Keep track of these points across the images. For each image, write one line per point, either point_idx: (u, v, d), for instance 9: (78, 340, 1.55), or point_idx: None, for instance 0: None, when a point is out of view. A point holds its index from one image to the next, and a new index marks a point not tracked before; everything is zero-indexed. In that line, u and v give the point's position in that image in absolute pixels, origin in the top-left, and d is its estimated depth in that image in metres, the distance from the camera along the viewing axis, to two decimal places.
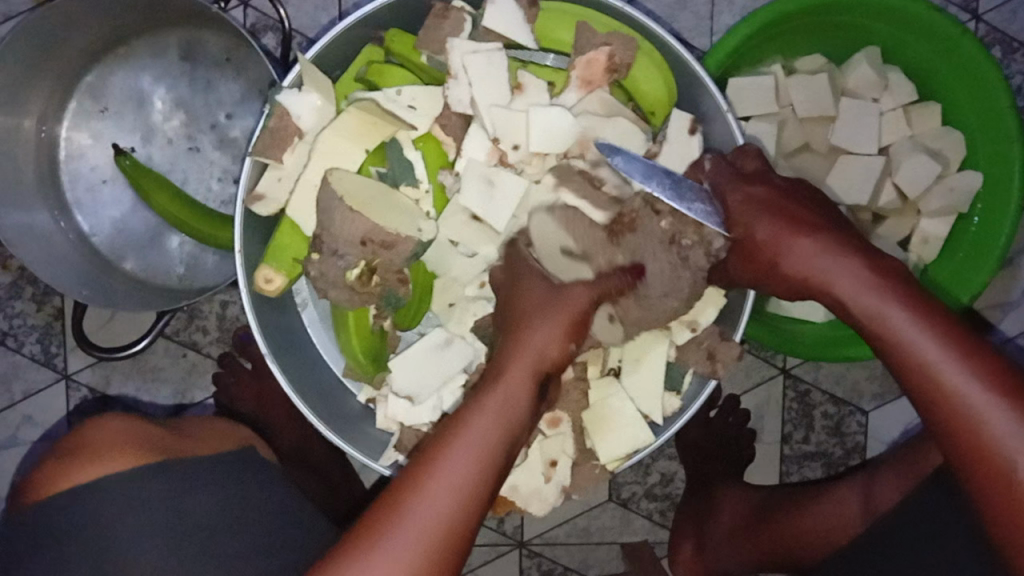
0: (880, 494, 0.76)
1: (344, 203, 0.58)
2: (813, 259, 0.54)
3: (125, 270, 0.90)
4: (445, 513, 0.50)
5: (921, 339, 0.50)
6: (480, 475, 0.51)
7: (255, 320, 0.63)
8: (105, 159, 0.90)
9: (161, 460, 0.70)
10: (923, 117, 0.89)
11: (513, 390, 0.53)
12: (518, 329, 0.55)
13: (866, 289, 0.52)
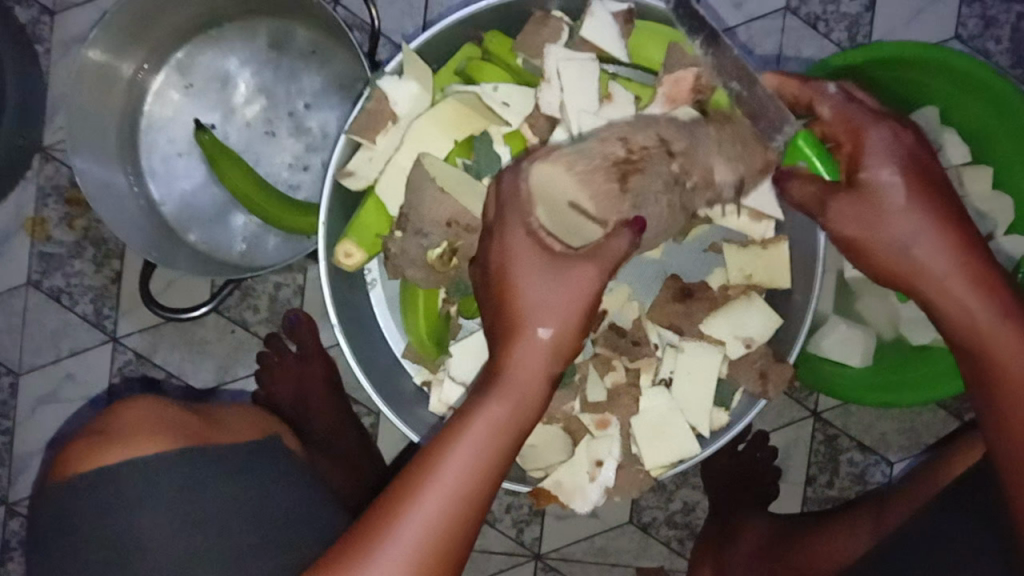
0: (888, 516, 0.79)
1: (435, 185, 0.61)
2: (920, 235, 0.55)
3: (188, 241, 0.93)
4: (463, 491, 0.50)
5: (998, 329, 0.53)
6: (494, 457, 0.51)
7: (330, 290, 0.65)
8: (184, 133, 0.94)
9: (187, 445, 0.66)
10: (977, 177, 0.92)
11: (533, 367, 0.52)
12: (539, 297, 0.53)
13: (958, 275, 0.54)
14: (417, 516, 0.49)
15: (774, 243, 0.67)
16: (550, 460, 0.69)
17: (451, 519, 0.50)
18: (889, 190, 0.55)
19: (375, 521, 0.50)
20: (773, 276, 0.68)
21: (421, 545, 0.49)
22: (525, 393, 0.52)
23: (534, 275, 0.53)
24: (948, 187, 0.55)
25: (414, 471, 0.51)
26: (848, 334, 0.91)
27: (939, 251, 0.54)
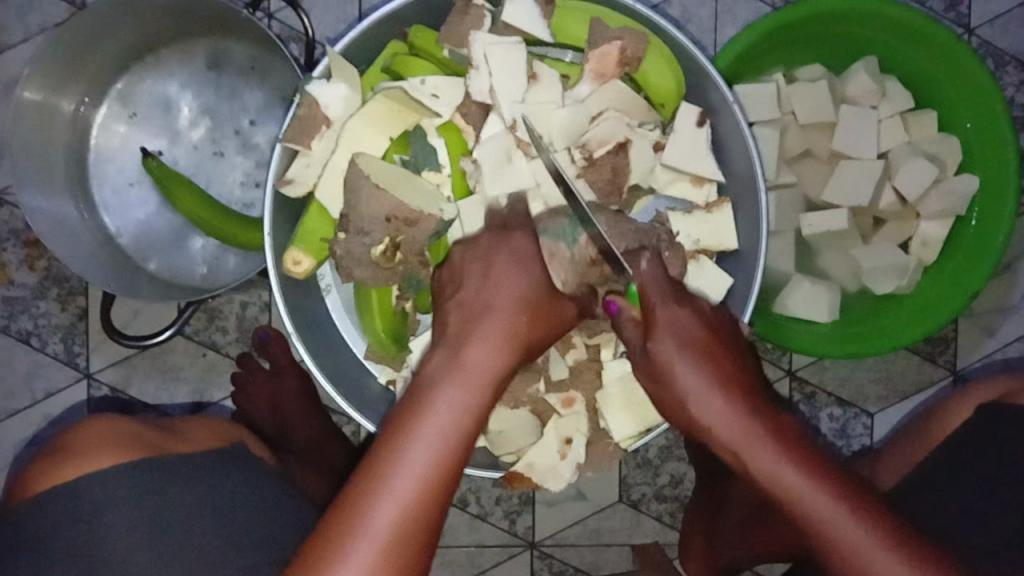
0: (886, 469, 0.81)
1: (370, 181, 0.61)
2: (707, 404, 0.53)
3: (148, 269, 0.93)
4: (430, 480, 0.47)
5: (811, 499, 0.50)
6: (460, 444, 0.49)
7: (281, 299, 0.65)
8: (133, 163, 0.94)
9: (148, 456, 0.67)
10: (919, 122, 0.93)
11: (494, 371, 0.53)
12: (499, 309, 0.55)
13: (761, 445, 0.52)
14: (382, 507, 0.46)
15: (717, 206, 0.69)
16: (520, 443, 0.69)
17: (418, 506, 0.47)
18: (680, 364, 0.54)
19: (337, 519, 0.47)
20: (722, 239, 0.69)
21: (388, 536, 0.46)
22: (483, 383, 0.52)
23: (491, 297, 0.56)
24: (738, 356, 0.56)
25: (372, 460, 0.48)
26: (814, 290, 0.92)
27: (739, 426, 0.52)
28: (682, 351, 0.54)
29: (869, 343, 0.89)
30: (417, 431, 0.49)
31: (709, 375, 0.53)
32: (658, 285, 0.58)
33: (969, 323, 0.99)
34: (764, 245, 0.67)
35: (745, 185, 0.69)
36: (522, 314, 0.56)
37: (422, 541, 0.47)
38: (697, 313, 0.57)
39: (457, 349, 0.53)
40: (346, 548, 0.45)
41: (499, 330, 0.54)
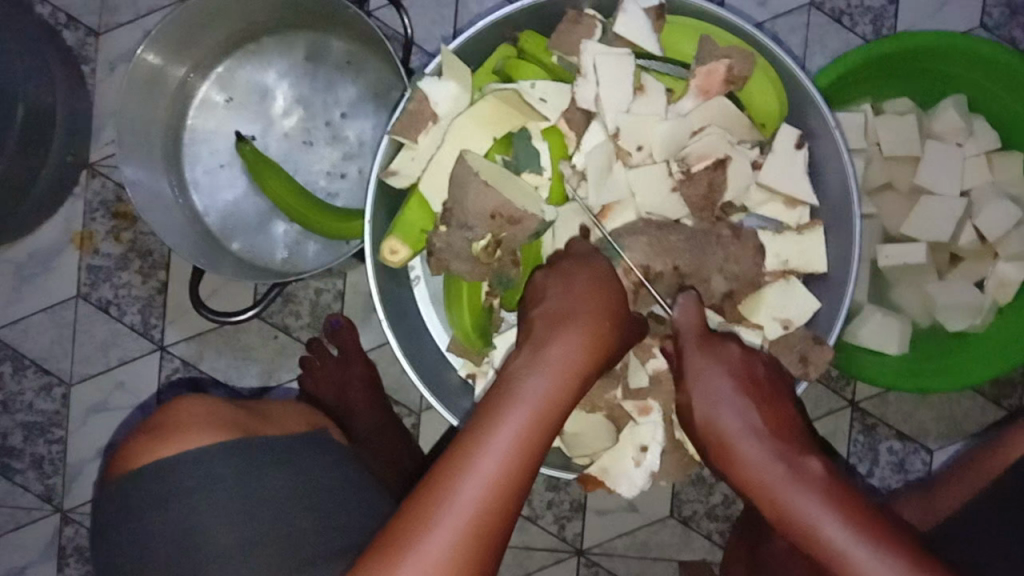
0: (943, 498, 0.79)
1: (478, 177, 0.62)
2: (746, 434, 0.58)
3: (231, 249, 0.95)
4: (513, 463, 0.52)
5: (846, 545, 0.51)
6: (536, 433, 0.54)
7: (376, 286, 0.67)
8: (225, 145, 0.97)
9: (242, 438, 0.69)
10: (1006, 163, 0.93)
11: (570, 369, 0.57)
12: (578, 311, 0.60)
13: (787, 482, 0.55)
14: (468, 482, 0.51)
15: (808, 228, 0.70)
16: (596, 448, 0.71)
17: (497, 483, 0.51)
18: (729, 415, 0.59)
19: (428, 492, 0.51)
20: (811, 261, 0.70)
21: (473, 510, 0.50)
22: (565, 378, 0.57)
23: (574, 305, 0.60)
24: (772, 394, 0.61)
25: (456, 451, 0.53)
26: (886, 322, 0.92)
27: (769, 465, 0.56)
28: (724, 390, 0.60)
29: (942, 380, 0.88)
30: (507, 415, 0.54)
31: (745, 410, 0.59)
32: (703, 337, 0.64)
33: None
34: (854, 270, 0.68)
35: (838, 211, 0.70)
36: (602, 320, 0.60)
37: (497, 522, 0.51)
38: (734, 355, 0.63)
39: (541, 348, 0.58)
40: (436, 517, 0.50)
41: (574, 335, 0.58)
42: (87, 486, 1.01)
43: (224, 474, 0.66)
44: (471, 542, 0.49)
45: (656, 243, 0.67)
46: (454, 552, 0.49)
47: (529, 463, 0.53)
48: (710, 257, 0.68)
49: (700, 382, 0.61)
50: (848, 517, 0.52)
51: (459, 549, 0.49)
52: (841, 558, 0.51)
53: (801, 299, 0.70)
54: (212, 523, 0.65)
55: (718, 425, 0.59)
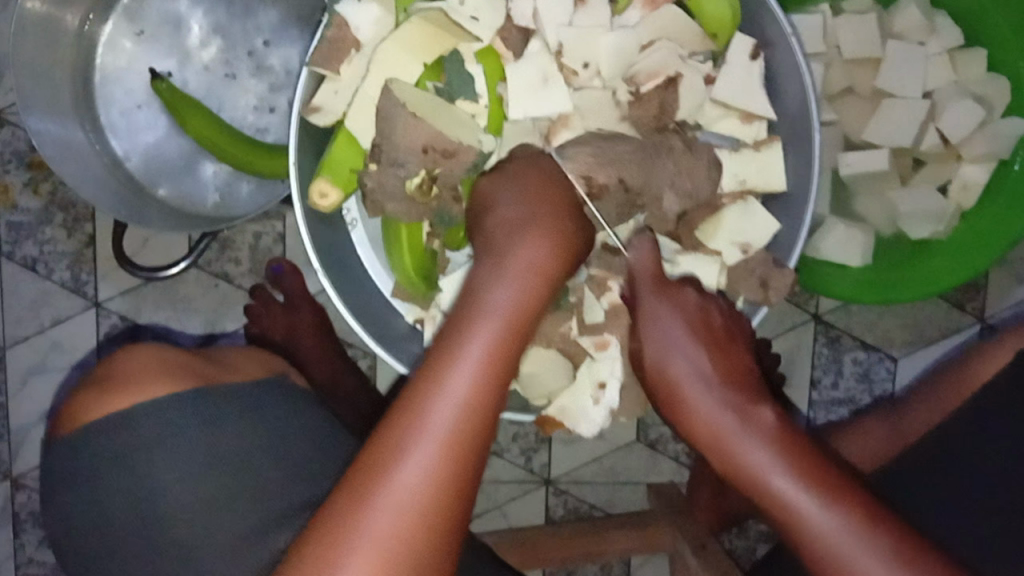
0: (912, 420, 0.78)
1: (406, 110, 0.58)
2: (698, 387, 0.59)
3: (157, 196, 0.90)
4: (478, 387, 0.50)
5: (791, 501, 0.54)
6: (505, 349, 0.52)
7: (307, 232, 0.62)
8: (141, 83, 0.88)
9: (198, 388, 0.64)
10: (969, 60, 0.89)
11: (535, 283, 0.54)
12: (536, 207, 0.55)
13: (742, 438, 0.57)
14: (447, 395, 0.49)
15: (765, 145, 0.66)
16: (552, 387, 0.69)
17: (468, 409, 0.50)
18: (683, 365, 0.60)
19: (396, 419, 0.49)
20: (769, 179, 0.66)
21: (446, 433, 0.49)
22: (529, 288, 0.53)
23: (522, 208, 0.56)
24: (731, 346, 0.61)
25: (418, 379, 0.51)
26: (849, 234, 0.89)
27: (719, 422, 0.58)
28: (679, 344, 0.60)
29: (904, 291, 0.87)
30: (468, 335, 0.52)
31: (698, 366, 0.59)
32: (672, 294, 0.62)
33: (1002, 272, 0.97)
34: (815, 186, 0.64)
35: (797, 125, 0.66)
36: (561, 217, 0.55)
37: (478, 438, 0.50)
38: (690, 301, 0.62)
39: (497, 256, 0.54)
40: (405, 444, 0.48)
41: (531, 234, 0.54)
42: (33, 450, 0.98)
43: (180, 427, 0.62)
44: (442, 472, 0.48)
45: (602, 154, 0.60)
46: (431, 480, 0.48)
47: (502, 379, 0.51)
48: (659, 172, 0.62)
49: (652, 333, 0.61)
50: (802, 475, 0.54)
51: (431, 474, 0.48)
52: (778, 495, 0.55)
53: (758, 221, 0.66)
54: (167, 485, 0.61)
55: (666, 381, 0.60)
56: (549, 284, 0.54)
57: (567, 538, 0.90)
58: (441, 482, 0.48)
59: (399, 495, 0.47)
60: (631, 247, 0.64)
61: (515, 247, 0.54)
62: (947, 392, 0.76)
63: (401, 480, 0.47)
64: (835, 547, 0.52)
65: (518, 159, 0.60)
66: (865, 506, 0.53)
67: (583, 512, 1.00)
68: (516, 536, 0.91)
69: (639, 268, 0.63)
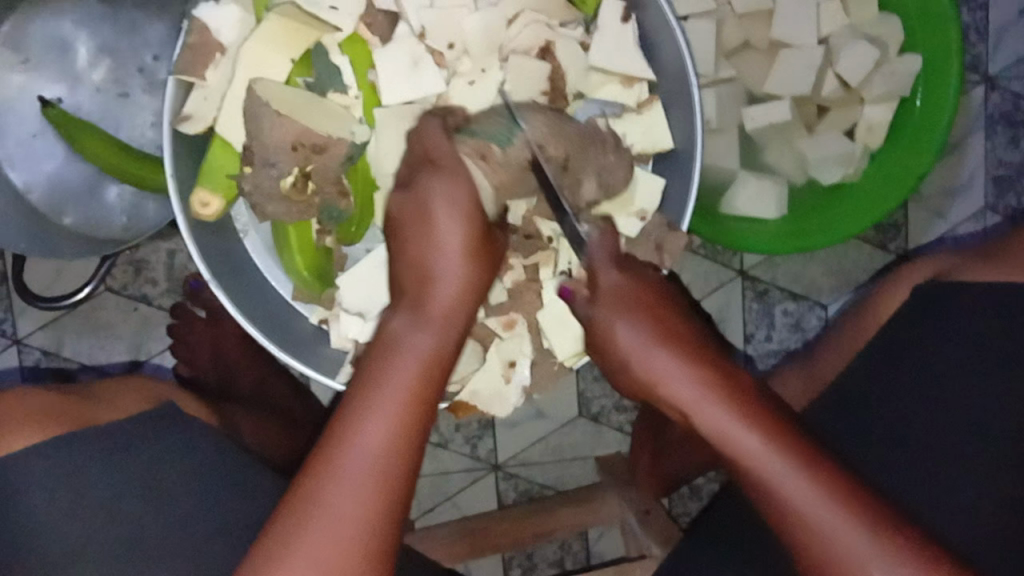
0: (823, 368, 0.80)
1: (269, 108, 0.58)
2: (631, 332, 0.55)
3: (64, 224, 0.88)
4: (401, 425, 0.49)
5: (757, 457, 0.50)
6: (428, 382, 0.51)
7: (193, 244, 0.61)
8: (32, 112, 0.87)
9: (67, 432, 0.60)
10: (861, 3, 0.89)
11: (452, 308, 0.54)
12: (445, 256, 0.54)
13: (710, 406, 0.52)
14: (367, 437, 0.48)
15: (647, 105, 0.67)
16: (463, 370, 0.66)
17: (395, 448, 0.48)
18: (663, 366, 0.54)
19: (318, 464, 0.48)
20: (655, 139, 0.67)
21: (375, 475, 0.47)
22: (444, 332, 0.53)
23: (443, 232, 0.54)
24: (673, 307, 0.57)
25: (338, 424, 0.49)
26: (761, 186, 0.90)
27: (670, 377, 0.53)
28: (621, 309, 0.56)
29: (819, 237, 0.87)
30: (388, 376, 0.50)
31: (641, 328, 0.55)
32: (635, 299, 0.57)
33: (918, 209, 0.99)
34: (697, 141, 0.65)
35: (676, 82, 0.66)
36: (473, 242, 0.55)
37: (407, 476, 0.49)
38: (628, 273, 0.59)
39: (416, 300, 0.54)
40: (336, 483, 0.47)
41: (457, 268, 0.54)
42: None
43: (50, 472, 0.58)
44: (371, 509, 0.47)
45: (556, 126, 0.61)
46: (366, 520, 0.46)
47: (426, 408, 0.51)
48: (591, 162, 0.63)
49: (604, 305, 0.57)
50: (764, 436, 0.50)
51: (360, 518, 0.46)
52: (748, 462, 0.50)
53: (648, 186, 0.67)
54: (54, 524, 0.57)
55: (621, 345, 0.56)
56: (472, 304, 0.55)
57: (514, 522, 0.89)
58: (366, 539, 0.46)
59: (325, 542, 0.46)
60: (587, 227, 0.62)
61: (435, 281, 0.54)
62: (849, 340, 0.77)
63: (331, 519, 0.46)
64: (800, 509, 0.49)
65: (416, 159, 0.59)
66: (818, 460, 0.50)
67: (533, 493, 1.00)
68: (464, 525, 0.89)
69: (598, 251, 0.61)
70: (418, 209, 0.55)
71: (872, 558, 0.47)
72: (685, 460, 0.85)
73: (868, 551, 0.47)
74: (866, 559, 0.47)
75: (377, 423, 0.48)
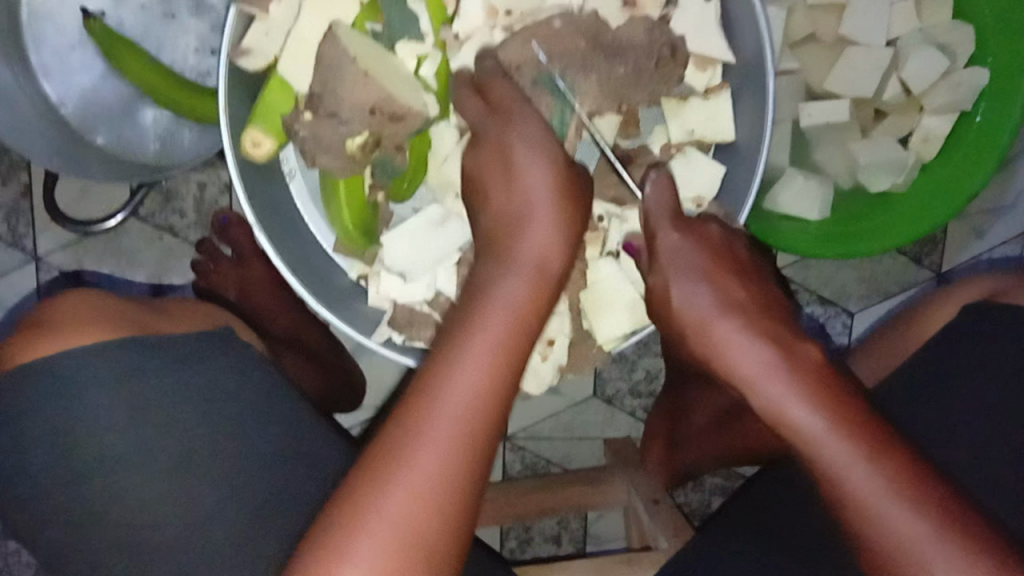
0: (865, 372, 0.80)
1: (358, 65, 0.57)
2: (693, 295, 0.57)
3: (96, 144, 0.85)
4: (489, 379, 0.49)
5: (821, 437, 0.51)
6: (517, 328, 0.51)
7: (240, 183, 0.59)
8: (73, 23, 0.83)
9: (126, 335, 0.63)
10: (935, 6, 0.87)
11: (543, 255, 0.53)
12: (545, 191, 0.54)
13: (778, 382, 0.53)
14: (453, 389, 0.48)
15: (714, 92, 0.66)
16: None
17: (483, 404, 0.48)
18: (738, 351, 0.55)
19: (409, 407, 0.49)
20: (718, 129, 0.67)
21: (455, 430, 0.47)
22: (536, 279, 0.52)
23: (529, 166, 0.54)
24: (750, 281, 0.58)
25: (428, 371, 0.50)
26: (808, 185, 0.89)
27: (751, 361, 0.54)
28: (694, 279, 0.58)
29: (865, 246, 0.85)
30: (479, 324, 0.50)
31: (715, 305, 0.56)
32: (701, 261, 0.58)
33: (959, 225, 0.98)
34: (765, 135, 0.63)
35: (753, 69, 0.64)
36: (563, 190, 0.54)
37: (489, 440, 0.49)
38: (702, 235, 0.60)
39: (507, 249, 0.53)
40: (422, 432, 0.47)
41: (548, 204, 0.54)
42: None
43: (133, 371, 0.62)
44: (456, 462, 0.47)
45: (607, 87, 0.62)
46: (449, 471, 0.47)
47: (520, 350, 0.51)
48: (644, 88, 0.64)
49: (669, 271, 0.59)
50: (834, 421, 0.51)
51: (443, 474, 0.47)
52: (820, 462, 0.51)
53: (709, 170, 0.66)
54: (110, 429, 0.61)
55: (689, 316, 0.57)
56: (569, 249, 0.54)
57: (522, 495, 0.88)
58: (452, 492, 0.47)
59: (406, 491, 0.46)
60: (651, 183, 0.62)
61: (524, 224, 0.53)
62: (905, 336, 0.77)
63: (415, 469, 0.47)
64: (877, 512, 0.49)
65: (502, 107, 0.57)
66: (892, 458, 0.50)
67: (539, 467, 1.00)
68: None
69: (655, 205, 0.61)
70: (497, 150, 0.56)
71: (920, 540, 0.48)
72: (702, 451, 0.87)
73: (939, 563, 0.47)
74: (933, 556, 0.48)
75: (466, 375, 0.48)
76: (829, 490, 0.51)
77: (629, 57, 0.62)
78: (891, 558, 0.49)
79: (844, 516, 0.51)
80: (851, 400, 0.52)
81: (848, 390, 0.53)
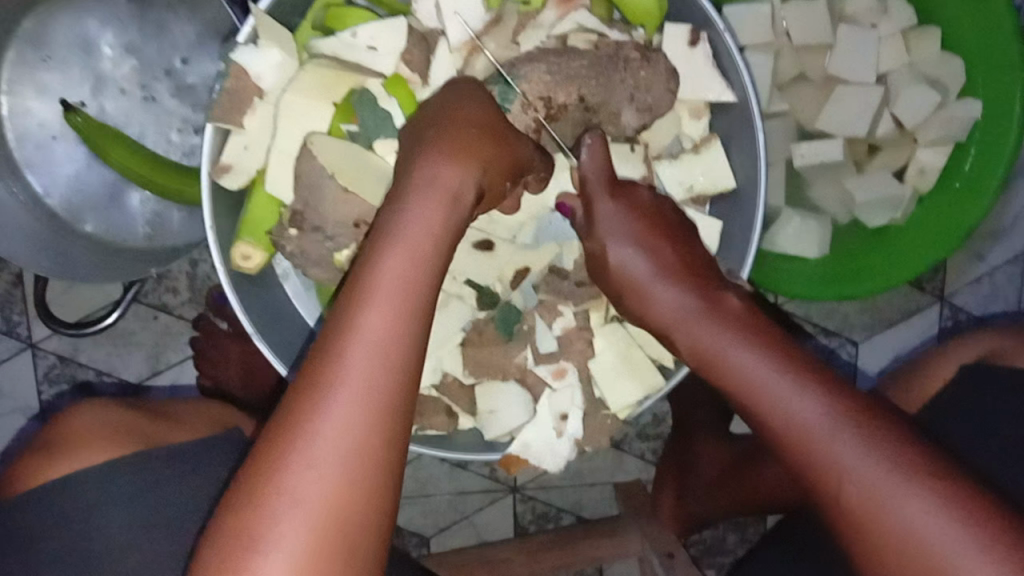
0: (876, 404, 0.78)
1: (335, 182, 0.57)
2: (624, 253, 0.58)
3: (85, 232, 0.84)
4: (377, 370, 0.43)
5: (764, 378, 0.51)
6: (411, 314, 0.45)
7: (235, 299, 0.59)
8: (54, 114, 0.83)
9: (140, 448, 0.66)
10: (922, 40, 0.86)
11: (432, 231, 0.48)
12: (444, 139, 0.51)
13: (706, 325, 0.55)
14: (339, 391, 0.43)
15: (704, 146, 0.65)
16: (512, 425, 0.68)
17: (373, 405, 0.43)
18: (666, 302, 0.57)
19: (287, 417, 0.43)
20: (717, 180, 0.65)
21: (344, 442, 0.42)
22: (424, 254, 0.47)
23: (437, 127, 0.52)
24: (681, 237, 0.60)
25: (305, 378, 0.44)
26: (805, 226, 0.88)
27: (681, 307, 0.56)
28: (627, 239, 0.58)
29: (865, 284, 0.85)
30: (359, 320, 0.44)
31: (649, 262, 0.58)
32: (637, 223, 0.59)
33: (960, 249, 0.97)
34: (760, 193, 0.63)
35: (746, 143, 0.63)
36: (483, 133, 0.52)
37: (382, 450, 0.43)
38: (639, 201, 0.60)
39: (387, 224, 0.48)
40: (306, 443, 0.42)
41: (455, 163, 0.50)
42: None
43: (145, 478, 0.64)
44: (346, 476, 0.42)
45: (557, 71, 0.59)
46: (341, 483, 0.42)
47: (411, 349, 0.45)
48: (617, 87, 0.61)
49: (605, 235, 0.59)
50: (772, 357, 0.52)
51: (331, 484, 0.41)
52: (758, 391, 0.51)
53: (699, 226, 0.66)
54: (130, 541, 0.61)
55: (625, 274, 0.58)
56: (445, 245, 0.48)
57: (536, 554, 0.87)
58: (348, 507, 0.42)
59: (299, 504, 0.41)
60: (584, 149, 0.60)
61: (417, 194, 0.49)
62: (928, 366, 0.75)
63: (300, 489, 0.41)
64: (830, 452, 0.47)
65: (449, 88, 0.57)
66: (835, 389, 0.49)
67: (552, 516, 1.00)
68: (482, 554, 0.88)
69: (592, 172, 0.60)
70: (432, 113, 0.54)
71: (880, 484, 0.45)
72: (711, 501, 0.87)
73: (877, 484, 0.45)
74: (884, 488, 0.45)
75: (352, 370, 0.43)
76: (783, 437, 0.49)
77: (589, 55, 0.60)
78: (845, 504, 0.46)
79: (796, 464, 0.49)
80: (790, 349, 0.53)
81: (779, 334, 0.54)
